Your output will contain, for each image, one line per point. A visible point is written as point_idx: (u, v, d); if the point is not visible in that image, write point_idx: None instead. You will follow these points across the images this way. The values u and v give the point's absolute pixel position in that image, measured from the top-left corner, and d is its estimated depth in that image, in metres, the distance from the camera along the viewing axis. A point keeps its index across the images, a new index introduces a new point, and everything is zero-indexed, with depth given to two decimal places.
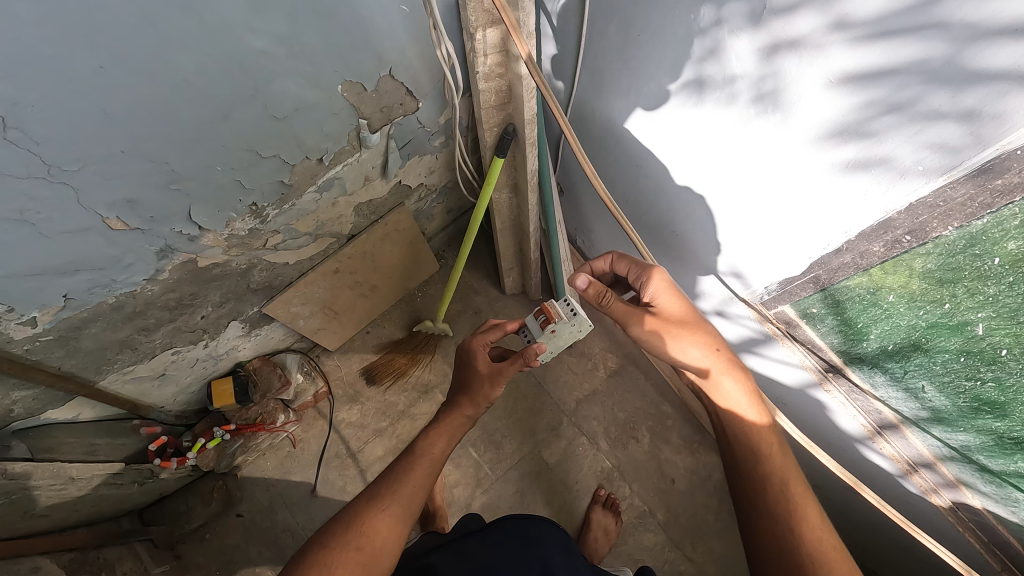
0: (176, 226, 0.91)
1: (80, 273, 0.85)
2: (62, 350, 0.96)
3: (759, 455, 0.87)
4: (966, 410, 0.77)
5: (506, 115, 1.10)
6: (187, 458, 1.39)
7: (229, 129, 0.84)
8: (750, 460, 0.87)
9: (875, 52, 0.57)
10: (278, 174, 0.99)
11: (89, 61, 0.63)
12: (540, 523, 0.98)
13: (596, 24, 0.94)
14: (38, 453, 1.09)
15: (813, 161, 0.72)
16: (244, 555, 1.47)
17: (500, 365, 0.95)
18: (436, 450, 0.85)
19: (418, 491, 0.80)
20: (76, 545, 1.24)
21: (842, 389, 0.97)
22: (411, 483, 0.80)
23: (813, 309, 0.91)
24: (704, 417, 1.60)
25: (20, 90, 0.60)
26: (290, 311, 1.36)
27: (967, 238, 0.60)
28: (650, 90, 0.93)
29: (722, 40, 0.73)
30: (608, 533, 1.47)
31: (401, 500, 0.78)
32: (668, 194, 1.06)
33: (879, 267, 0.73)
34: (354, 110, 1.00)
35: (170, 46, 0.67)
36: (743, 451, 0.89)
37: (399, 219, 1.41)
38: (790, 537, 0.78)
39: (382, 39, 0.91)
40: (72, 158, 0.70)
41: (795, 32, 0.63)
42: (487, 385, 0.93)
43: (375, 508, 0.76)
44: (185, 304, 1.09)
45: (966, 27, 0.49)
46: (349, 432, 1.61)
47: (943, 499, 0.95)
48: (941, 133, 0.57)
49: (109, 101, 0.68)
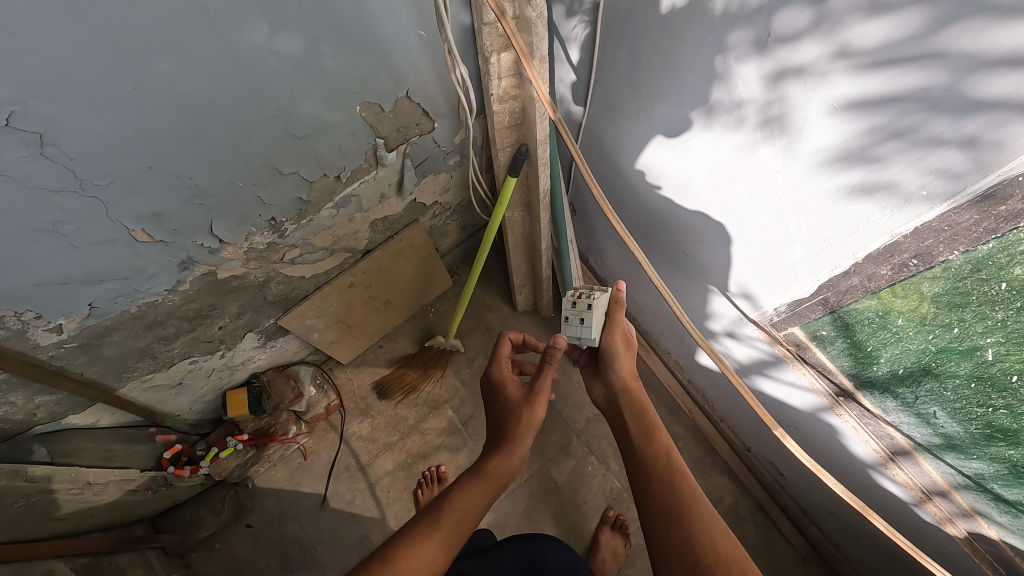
0: (197, 239, 0.95)
1: (106, 282, 0.89)
2: (84, 357, 0.99)
3: (644, 424, 0.90)
4: (980, 437, 0.76)
5: (519, 135, 1.12)
6: (200, 466, 1.41)
7: (252, 147, 0.87)
8: (637, 426, 0.90)
9: (877, 81, 0.58)
10: (297, 190, 1.02)
11: (123, 83, 0.66)
12: (546, 541, 0.95)
13: (608, 49, 0.96)
14: (58, 458, 1.11)
15: (819, 186, 0.73)
16: (252, 566, 1.48)
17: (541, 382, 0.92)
18: (475, 499, 0.75)
19: (444, 550, 0.68)
20: (89, 551, 1.26)
21: (854, 414, 0.96)
22: (435, 539, 0.69)
23: (822, 332, 0.91)
24: (716, 439, 1.59)
25: (58, 109, 0.64)
26: (306, 323, 1.39)
27: (973, 263, 0.61)
28: (661, 114, 0.94)
29: (729, 66, 0.76)
30: (617, 554, 1.46)
31: (425, 559, 0.66)
32: (679, 216, 1.07)
33: (887, 289, 0.73)
34: (371, 129, 1.03)
35: (197, 68, 0.71)
36: (630, 419, 0.91)
37: (413, 235, 1.43)
38: (667, 492, 0.79)
39: (400, 62, 0.95)
40: (103, 173, 0.74)
41: (800, 59, 0.65)
42: (529, 410, 0.89)
43: (389, 570, 0.63)
44: (203, 314, 1.12)
45: (965, 57, 0.50)
46: (359, 445, 1.62)
47: (959, 529, 0.92)
48: (944, 159, 0.57)
49: (139, 119, 0.71)
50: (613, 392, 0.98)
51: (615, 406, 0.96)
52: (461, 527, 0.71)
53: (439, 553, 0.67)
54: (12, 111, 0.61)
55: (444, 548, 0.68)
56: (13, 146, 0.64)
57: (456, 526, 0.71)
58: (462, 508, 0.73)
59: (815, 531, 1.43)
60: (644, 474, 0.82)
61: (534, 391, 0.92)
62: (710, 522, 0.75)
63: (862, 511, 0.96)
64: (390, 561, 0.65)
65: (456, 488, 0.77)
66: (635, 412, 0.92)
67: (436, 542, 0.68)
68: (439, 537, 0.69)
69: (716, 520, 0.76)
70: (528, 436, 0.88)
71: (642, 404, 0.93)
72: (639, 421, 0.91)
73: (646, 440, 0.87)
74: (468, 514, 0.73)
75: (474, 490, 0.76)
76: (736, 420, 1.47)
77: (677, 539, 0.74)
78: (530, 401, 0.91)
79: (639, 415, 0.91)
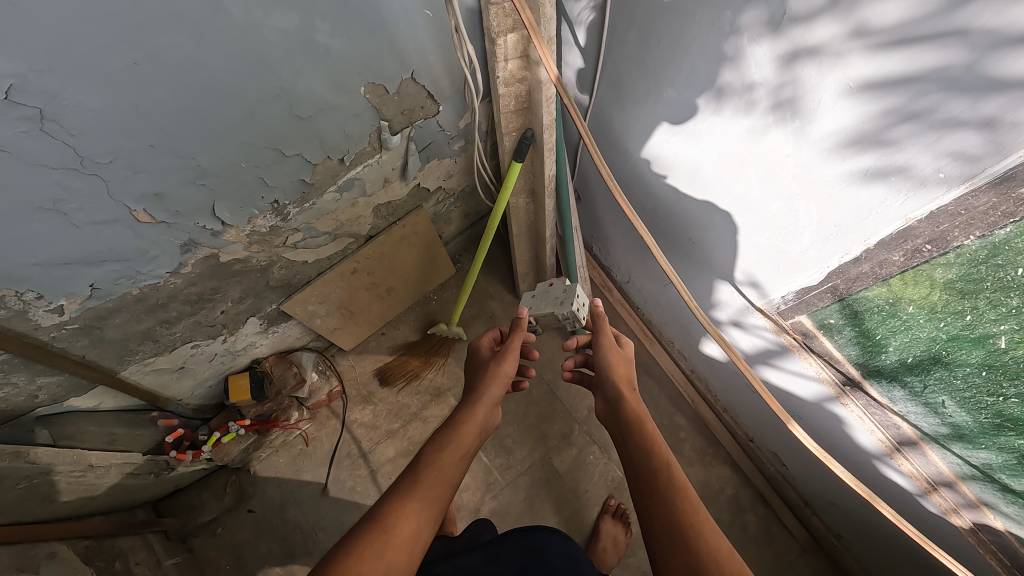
0: (199, 221, 0.94)
1: (107, 264, 0.88)
2: (86, 339, 0.99)
3: (643, 439, 0.83)
4: (988, 427, 0.75)
5: (525, 120, 1.11)
6: (202, 451, 1.42)
7: (255, 128, 0.86)
8: (636, 442, 0.83)
9: (894, 60, 0.57)
10: (300, 173, 1.01)
11: (124, 58, 0.65)
12: (547, 533, 0.94)
13: (617, 31, 0.94)
14: (60, 440, 1.12)
15: (830, 170, 0.72)
16: (254, 550, 1.49)
17: (505, 345, 0.99)
18: (452, 450, 0.78)
19: (432, 502, 0.70)
20: (92, 533, 1.26)
21: (860, 404, 0.96)
22: (420, 494, 0.71)
23: (830, 320, 0.90)
24: (718, 429, 1.59)
25: (59, 83, 0.63)
26: (308, 309, 1.38)
27: (989, 248, 0.59)
28: (670, 98, 0.93)
29: (742, 47, 0.74)
30: (617, 544, 1.46)
31: (413, 512, 0.68)
32: (685, 203, 1.06)
33: (899, 277, 0.72)
34: (376, 112, 1.02)
35: (200, 43, 0.70)
36: (629, 435, 0.85)
37: (417, 222, 1.42)
38: (668, 507, 0.71)
39: (406, 43, 0.93)
40: (104, 151, 0.73)
41: (815, 39, 0.63)
42: (498, 363, 0.95)
43: (380, 527, 0.65)
44: (205, 298, 1.12)
45: (987, 34, 0.48)
46: (361, 432, 1.62)
47: (964, 520, 0.92)
48: (961, 141, 0.56)
49: (142, 96, 0.70)
50: (610, 404, 0.92)
51: (614, 418, 0.90)
52: (444, 479, 0.74)
53: (425, 505, 0.70)
54: (11, 84, 0.60)
55: (432, 499, 0.71)
56: (12, 121, 0.63)
57: (437, 477, 0.74)
58: (440, 459, 0.76)
59: (816, 522, 1.43)
60: (648, 494, 0.74)
61: (501, 351, 0.98)
62: (716, 545, 0.67)
63: (871, 499, 0.96)
64: (378, 518, 0.66)
65: (431, 446, 0.80)
66: (632, 424, 0.86)
67: (422, 494, 0.71)
68: (425, 489, 0.71)
69: (722, 543, 0.67)
70: (495, 385, 0.93)
71: (640, 416, 0.87)
72: (637, 435, 0.84)
73: (646, 456, 0.80)
74: (446, 466, 0.76)
75: (449, 443, 0.80)
76: (740, 410, 1.47)
77: (682, 564, 0.65)
78: (498, 357, 0.97)
79: (636, 428, 0.85)
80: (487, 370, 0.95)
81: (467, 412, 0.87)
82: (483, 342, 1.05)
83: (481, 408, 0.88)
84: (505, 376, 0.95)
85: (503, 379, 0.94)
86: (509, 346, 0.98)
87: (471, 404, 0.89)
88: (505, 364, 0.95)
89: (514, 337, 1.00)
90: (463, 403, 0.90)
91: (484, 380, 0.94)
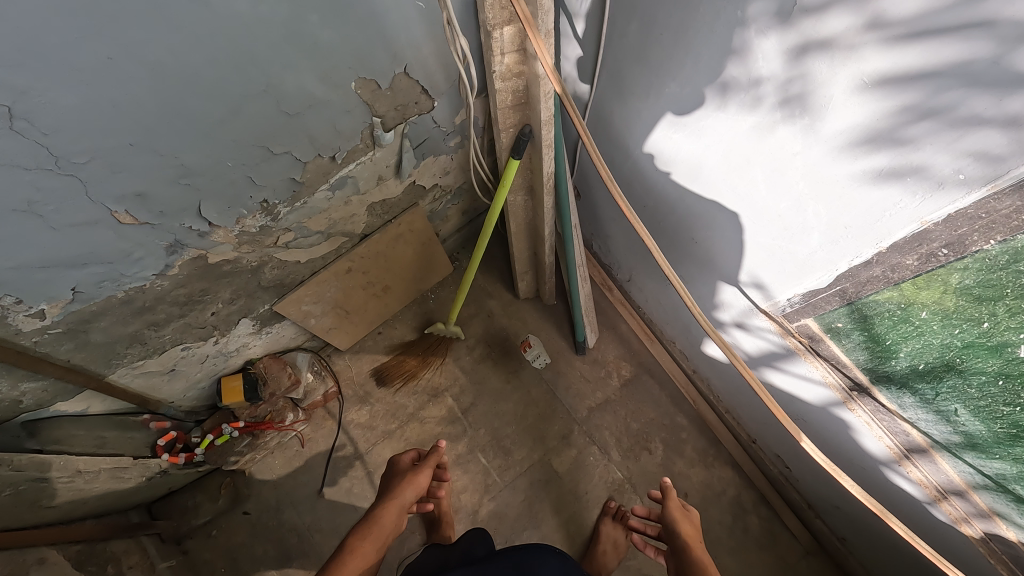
0: (185, 221, 0.90)
1: (90, 266, 0.85)
2: (70, 343, 0.96)
3: None
4: (1004, 437, 0.72)
5: (523, 116, 1.07)
6: (195, 454, 1.39)
7: (241, 125, 0.83)
8: None
9: (912, 54, 0.54)
10: (290, 171, 0.98)
11: (98, 52, 0.62)
12: (540, 550, 0.92)
13: (617, 23, 0.91)
14: (47, 445, 1.09)
15: (841, 170, 0.69)
16: (249, 553, 1.47)
17: (416, 471, 1.04)
18: (365, 544, 0.83)
19: None
20: (83, 538, 1.24)
21: (868, 409, 0.93)
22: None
23: (838, 324, 0.87)
24: (720, 430, 1.56)
25: (29, 79, 0.60)
26: (302, 309, 1.35)
27: (1011, 254, 0.56)
28: (672, 93, 0.90)
29: (749, 40, 0.71)
30: (617, 546, 1.43)
31: None
32: (688, 201, 1.02)
33: (911, 281, 0.69)
34: (368, 108, 0.98)
35: (178, 36, 0.66)
36: None
37: (413, 220, 1.39)
38: None
39: (398, 36, 0.90)
40: (81, 150, 0.70)
41: (827, 32, 0.60)
42: (407, 487, 0.99)
43: None
44: (195, 300, 1.09)
45: (1014, 26, 0.45)
46: (358, 432, 1.59)
47: (975, 530, 0.89)
48: (983, 140, 0.53)
49: (119, 92, 0.67)
50: None
51: None
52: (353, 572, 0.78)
53: None
54: None
55: None
56: None
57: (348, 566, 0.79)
58: (353, 550, 0.81)
59: (819, 524, 1.41)
60: None
61: (413, 473, 1.03)
62: None
63: (883, 513, 0.91)
64: None
65: (346, 539, 0.84)
66: None
67: None
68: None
69: None
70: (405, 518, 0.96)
71: None
72: None
73: None
74: (357, 558, 0.80)
75: (364, 536, 0.84)
76: (743, 412, 1.44)
77: None
78: (408, 478, 1.02)
79: None
80: (401, 483, 1.01)
81: (380, 511, 0.92)
82: (397, 462, 1.09)
83: (393, 513, 0.93)
84: (416, 480, 1.01)
85: (404, 507, 0.97)
86: (421, 477, 1.02)
87: (382, 508, 0.94)
88: (410, 487, 1.00)
89: (427, 466, 1.05)
90: (377, 506, 0.95)
91: (392, 492, 0.99)
